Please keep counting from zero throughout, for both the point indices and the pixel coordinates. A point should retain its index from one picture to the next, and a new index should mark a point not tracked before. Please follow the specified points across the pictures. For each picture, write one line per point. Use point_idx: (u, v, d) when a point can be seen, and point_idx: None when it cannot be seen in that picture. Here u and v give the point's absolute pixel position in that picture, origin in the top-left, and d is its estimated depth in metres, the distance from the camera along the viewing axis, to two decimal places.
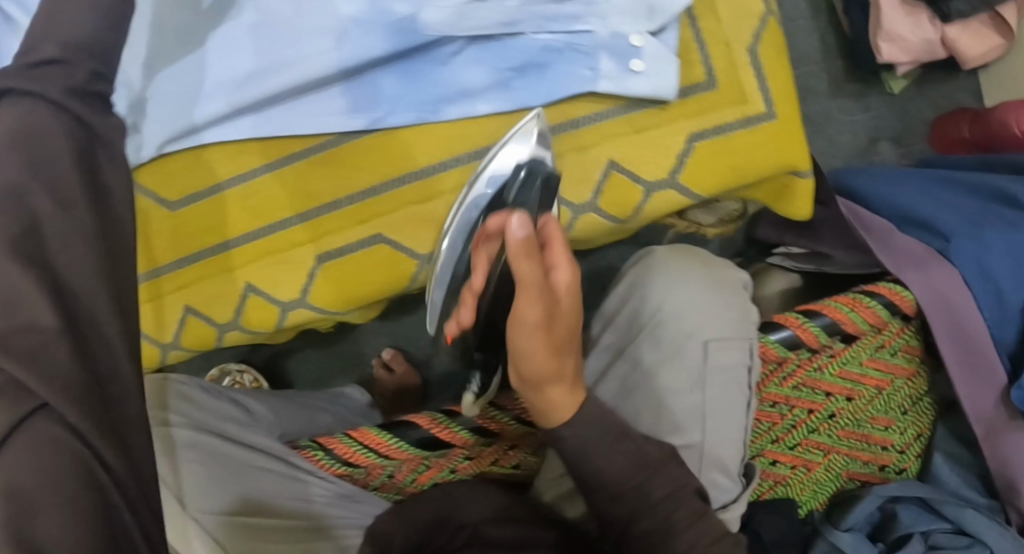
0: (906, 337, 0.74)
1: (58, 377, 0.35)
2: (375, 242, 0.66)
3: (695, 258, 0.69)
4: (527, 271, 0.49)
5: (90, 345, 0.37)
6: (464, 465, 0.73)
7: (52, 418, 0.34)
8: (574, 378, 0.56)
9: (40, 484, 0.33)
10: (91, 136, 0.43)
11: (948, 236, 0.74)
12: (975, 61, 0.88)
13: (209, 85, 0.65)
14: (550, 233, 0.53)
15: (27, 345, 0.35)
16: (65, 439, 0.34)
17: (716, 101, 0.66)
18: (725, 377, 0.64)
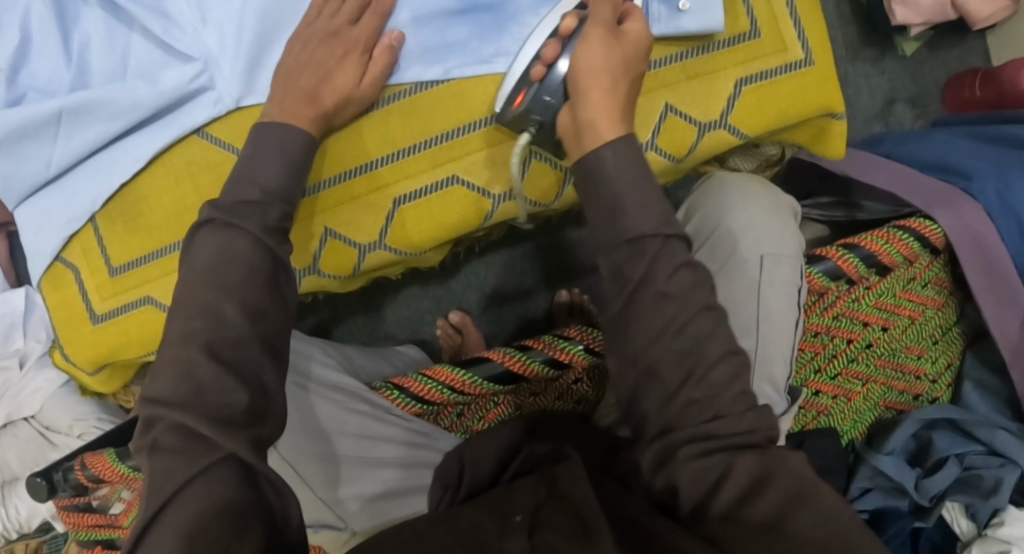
0: (935, 270, 0.79)
1: (221, 424, 0.56)
2: (451, 184, 0.71)
3: (758, 182, 0.73)
4: (603, 12, 0.64)
5: (265, 382, 0.59)
6: (529, 400, 0.78)
7: (218, 473, 0.55)
8: (617, 115, 0.62)
9: (208, 507, 0.54)
10: (290, 189, 0.65)
11: (969, 176, 0.80)
12: (983, 23, 0.93)
13: (262, 39, 0.73)
14: (631, 8, 0.66)
15: (207, 400, 0.57)
16: (229, 481, 0.55)
17: (762, 50, 0.72)
18: (781, 289, 0.67)
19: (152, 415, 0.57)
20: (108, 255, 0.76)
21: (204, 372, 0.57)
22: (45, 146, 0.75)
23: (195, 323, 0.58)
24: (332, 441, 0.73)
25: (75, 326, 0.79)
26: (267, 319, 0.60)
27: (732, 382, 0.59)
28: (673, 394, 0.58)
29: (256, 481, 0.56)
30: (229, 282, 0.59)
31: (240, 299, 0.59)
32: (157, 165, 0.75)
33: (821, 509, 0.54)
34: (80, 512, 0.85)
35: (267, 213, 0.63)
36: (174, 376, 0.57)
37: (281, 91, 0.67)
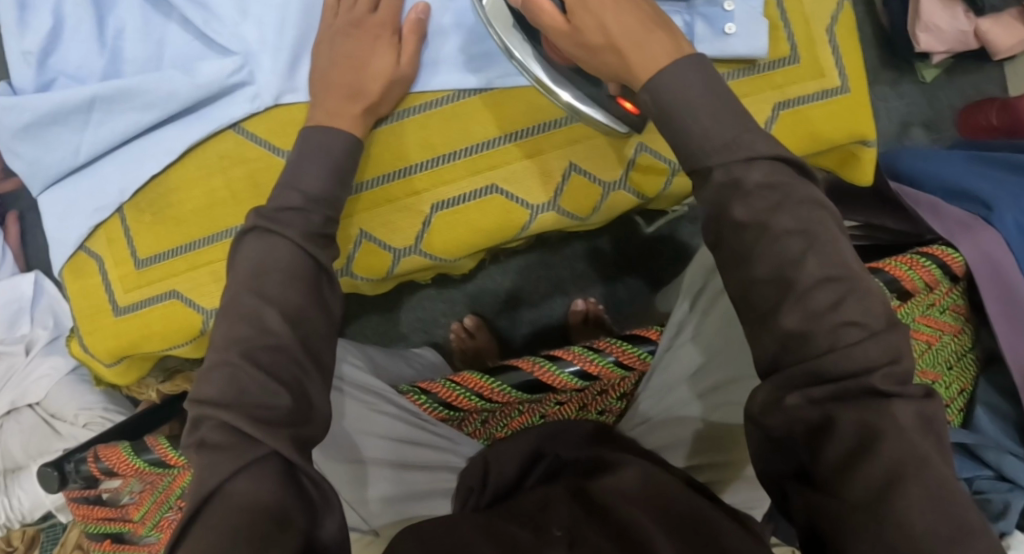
0: (954, 297, 0.80)
1: (263, 428, 0.55)
2: (489, 192, 0.71)
3: None
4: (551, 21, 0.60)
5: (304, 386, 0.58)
6: (554, 410, 0.78)
7: (253, 479, 0.55)
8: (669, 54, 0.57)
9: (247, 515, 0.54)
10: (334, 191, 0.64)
11: (990, 205, 0.81)
12: (1004, 53, 0.95)
13: (304, 37, 0.73)
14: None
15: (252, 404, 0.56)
16: (265, 489, 0.55)
17: (800, 75, 0.73)
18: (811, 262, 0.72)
19: (198, 415, 0.57)
20: (135, 246, 0.75)
21: (249, 380, 0.57)
22: (75, 132, 0.73)
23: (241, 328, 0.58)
24: (366, 442, 0.74)
25: (96, 317, 0.77)
26: (308, 323, 0.60)
27: (833, 309, 0.52)
28: (768, 339, 0.53)
29: (296, 479, 0.56)
30: (274, 288, 0.59)
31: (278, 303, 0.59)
32: (189, 158, 0.74)
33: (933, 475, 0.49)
34: (90, 504, 0.85)
35: (309, 219, 0.62)
36: (218, 381, 0.57)
37: (326, 94, 0.67)
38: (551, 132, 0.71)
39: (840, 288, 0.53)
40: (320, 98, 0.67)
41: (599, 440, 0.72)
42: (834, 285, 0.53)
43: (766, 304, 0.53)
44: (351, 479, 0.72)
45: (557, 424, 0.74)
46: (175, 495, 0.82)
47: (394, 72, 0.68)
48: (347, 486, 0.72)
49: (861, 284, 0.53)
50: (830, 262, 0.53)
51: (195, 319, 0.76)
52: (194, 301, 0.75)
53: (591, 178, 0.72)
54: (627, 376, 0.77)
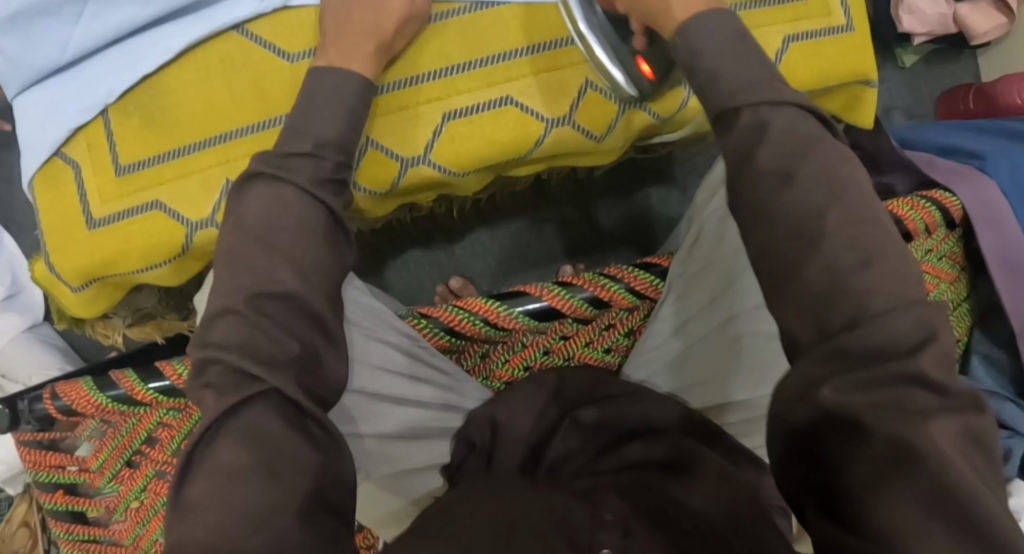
0: (950, 244, 0.79)
1: (264, 363, 0.53)
2: (504, 104, 0.69)
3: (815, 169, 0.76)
4: None
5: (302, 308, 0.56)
6: (559, 346, 0.72)
7: (252, 414, 0.52)
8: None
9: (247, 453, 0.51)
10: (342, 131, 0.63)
11: (983, 156, 0.84)
12: (980, 38, 1.00)
13: None
14: None
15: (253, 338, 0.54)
16: (262, 429, 0.52)
17: (808, 11, 0.74)
18: None
19: (206, 360, 0.54)
20: (116, 152, 0.71)
21: (271, 308, 0.55)
22: (64, 26, 0.70)
23: (246, 269, 0.56)
24: (382, 382, 0.68)
25: (68, 232, 0.72)
26: (317, 233, 0.58)
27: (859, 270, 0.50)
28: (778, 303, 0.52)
29: (302, 423, 0.54)
30: (285, 231, 0.57)
31: (290, 217, 0.57)
32: (188, 58, 0.71)
33: (953, 475, 0.43)
34: (42, 450, 0.77)
35: (318, 165, 0.60)
36: (229, 318, 0.54)
37: (347, 12, 0.66)
38: (569, 48, 0.70)
39: (863, 252, 0.50)
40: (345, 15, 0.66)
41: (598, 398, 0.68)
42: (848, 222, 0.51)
43: (788, 260, 0.51)
44: (362, 422, 0.66)
45: (568, 375, 0.70)
46: (141, 438, 0.76)
47: None
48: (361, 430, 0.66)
49: (887, 250, 0.51)
50: (854, 218, 0.51)
51: (179, 233, 0.71)
52: (180, 214, 0.71)
53: (606, 95, 0.72)
54: (638, 306, 0.72)
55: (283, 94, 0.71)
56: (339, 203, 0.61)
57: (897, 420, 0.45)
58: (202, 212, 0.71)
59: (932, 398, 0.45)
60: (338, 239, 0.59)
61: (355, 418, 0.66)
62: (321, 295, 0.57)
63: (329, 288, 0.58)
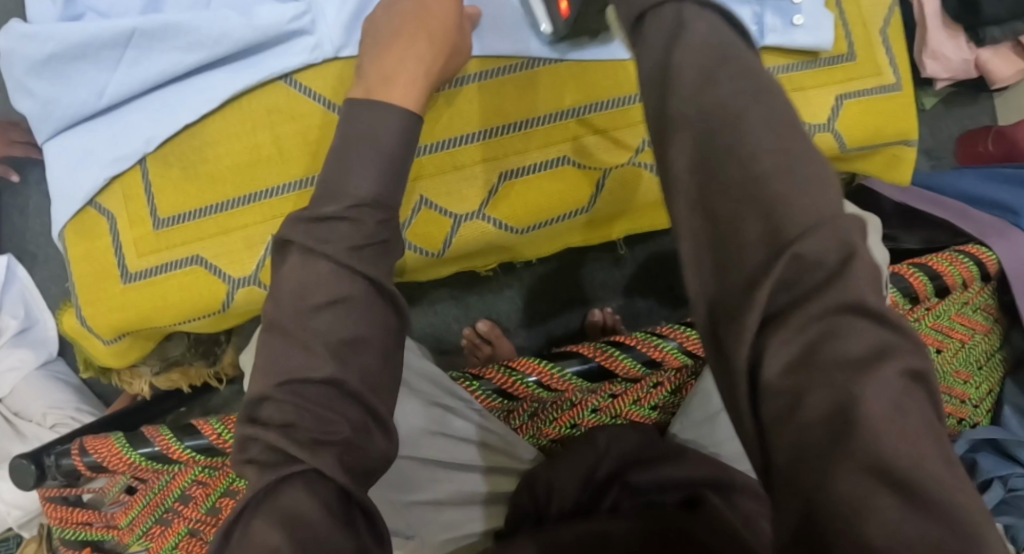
0: (985, 297, 0.81)
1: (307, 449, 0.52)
2: (561, 163, 0.71)
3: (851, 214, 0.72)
4: None
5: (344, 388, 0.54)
6: (606, 405, 0.72)
7: (293, 499, 0.51)
8: None
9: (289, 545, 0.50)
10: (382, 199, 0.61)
11: (1017, 210, 0.84)
12: (1002, 83, 1.01)
13: None
14: None
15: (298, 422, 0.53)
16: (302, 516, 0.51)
17: (859, 71, 0.74)
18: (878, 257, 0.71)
19: (247, 438, 0.54)
20: (155, 204, 0.69)
21: (310, 390, 0.54)
22: (103, 71, 0.68)
23: (292, 349, 0.55)
24: (434, 448, 0.68)
25: (102, 284, 0.70)
26: (362, 311, 0.56)
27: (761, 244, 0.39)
28: (706, 241, 0.41)
29: (350, 507, 0.53)
30: (320, 311, 0.55)
31: (327, 293, 0.55)
32: (231, 108, 0.70)
33: (890, 452, 0.36)
34: (69, 506, 0.74)
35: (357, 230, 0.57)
36: (274, 399, 0.54)
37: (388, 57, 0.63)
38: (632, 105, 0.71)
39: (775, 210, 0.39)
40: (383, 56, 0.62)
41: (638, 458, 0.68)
42: (802, 167, 0.40)
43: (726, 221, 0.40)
44: (411, 489, 0.66)
45: (607, 432, 0.69)
46: (174, 497, 0.74)
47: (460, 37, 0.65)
48: (409, 496, 0.66)
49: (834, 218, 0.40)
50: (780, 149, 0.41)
51: (220, 289, 0.70)
52: (220, 269, 0.70)
53: None
54: (687, 366, 0.72)
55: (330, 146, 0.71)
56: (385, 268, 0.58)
57: (825, 385, 0.37)
58: (245, 268, 0.70)
59: (861, 345, 0.38)
60: (385, 314, 0.58)
61: (403, 486, 0.66)
62: (361, 375, 0.56)
63: (371, 366, 0.57)
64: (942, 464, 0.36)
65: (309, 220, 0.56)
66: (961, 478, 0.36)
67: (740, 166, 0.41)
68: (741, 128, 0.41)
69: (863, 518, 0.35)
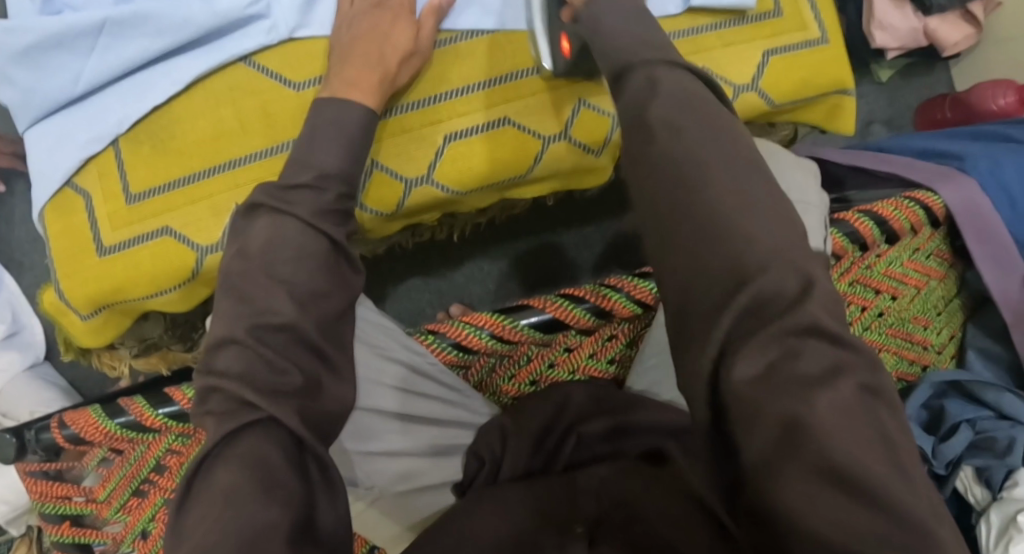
0: (936, 243, 0.81)
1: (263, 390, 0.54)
2: (503, 124, 0.74)
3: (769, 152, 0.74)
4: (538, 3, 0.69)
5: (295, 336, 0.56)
6: (563, 359, 0.75)
7: (250, 440, 0.53)
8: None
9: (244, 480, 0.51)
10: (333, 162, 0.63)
11: (961, 157, 0.86)
12: (951, 49, 1.04)
13: None
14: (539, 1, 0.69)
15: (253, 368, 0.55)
16: (258, 454, 0.52)
17: (784, 27, 0.77)
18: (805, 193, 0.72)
19: (208, 388, 0.56)
20: (127, 180, 0.73)
21: (276, 340, 0.56)
22: (77, 59, 0.72)
23: (247, 299, 0.57)
24: (391, 402, 0.69)
25: (79, 260, 0.73)
26: (313, 259, 0.59)
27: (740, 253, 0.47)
28: (676, 255, 0.48)
29: (303, 453, 0.55)
30: (286, 260, 0.58)
31: (287, 244, 0.58)
32: (197, 89, 0.74)
33: (842, 453, 0.42)
34: (49, 480, 0.77)
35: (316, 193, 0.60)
36: (232, 348, 0.56)
37: None
38: None
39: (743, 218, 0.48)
40: (353, 47, 0.69)
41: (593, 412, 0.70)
42: (758, 206, 0.48)
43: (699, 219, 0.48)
44: (368, 441, 0.67)
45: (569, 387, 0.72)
46: (149, 466, 0.76)
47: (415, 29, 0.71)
48: (366, 449, 0.67)
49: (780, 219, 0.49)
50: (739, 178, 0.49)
51: (190, 259, 0.73)
52: (188, 239, 0.73)
53: (600, 112, 0.76)
54: (639, 315, 0.74)
55: (289, 121, 0.74)
56: (343, 233, 0.61)
57: (788, 396, 0.43)
58: (213, 237, 0.73)
59: (817, 364, 0.44)
60: (338, 265, 0.60)
61: (360, 438, 0.67)
62: (318, 326, 0.58)
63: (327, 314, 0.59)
64: (898, 481, 0.42)
65: (278, 188, 0.60)
66: (908, 482, 0.43)
67: (695, 201, 0.49)
68: (701, 174, 0.49)
69: (817, 510, 0.42)
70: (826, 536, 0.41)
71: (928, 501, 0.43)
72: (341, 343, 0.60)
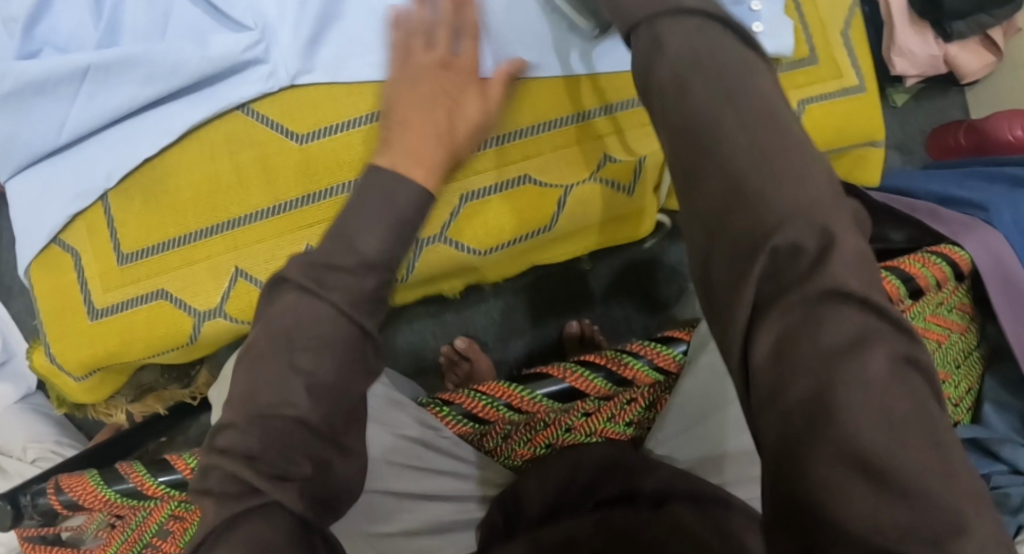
0: (959, 296, 0.80)
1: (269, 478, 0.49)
2: (522, 183, 0.71)
3: None
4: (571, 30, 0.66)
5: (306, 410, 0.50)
6: (581, 423, 0.71)
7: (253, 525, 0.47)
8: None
9: None
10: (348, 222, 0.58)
11: (986, 207, 0.84)
12: (972, 75, 1.02)
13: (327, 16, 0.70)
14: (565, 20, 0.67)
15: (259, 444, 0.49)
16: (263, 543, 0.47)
17: (820, 74, 0.74)
18: None
19: (207, 466, 0.50)
20: (118, 239, 0.68)
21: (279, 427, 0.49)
22: (61, 106, 0.68)
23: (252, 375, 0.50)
24: (404, 478, 0.68)
25: (69, 321, 0.69)
26: None
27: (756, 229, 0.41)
28: None
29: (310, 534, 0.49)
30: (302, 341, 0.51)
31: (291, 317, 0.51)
32: (190, 140, 0.69)
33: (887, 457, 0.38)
34: (48, 544, 0.75)
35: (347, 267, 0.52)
36: (238, 426, 0.49)
37: None
38: (593, 120, 0.72)
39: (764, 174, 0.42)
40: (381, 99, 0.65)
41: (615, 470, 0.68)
42: (775, 164, 0.42)
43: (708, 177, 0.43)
44: (381, 520, 0.66)
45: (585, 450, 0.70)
46: (150, 532, 0.73)
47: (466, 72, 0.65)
48: (380, 527, 0.66)
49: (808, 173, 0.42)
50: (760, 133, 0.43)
51: (187, 323, 0.70)
52: (184, 302, 0.69)
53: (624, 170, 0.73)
54: (660, 381, 0.72)
55: (291, 175, 0.69)
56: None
57: (806, 372, 0.39)
58: (210, 302, 0.70)
59: (846, 330, 0.39)
60: None
61: (373, 517, 0.65)
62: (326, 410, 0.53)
63: None
64: (937, 467, 0.38)
65: None
66: (953, 469, 0.38)
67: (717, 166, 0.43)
68: (718, 129, 0.44)
69: (844, 500, 0.38)
70: (852, 529, 0.38)
71: (972, 487, 0.38)
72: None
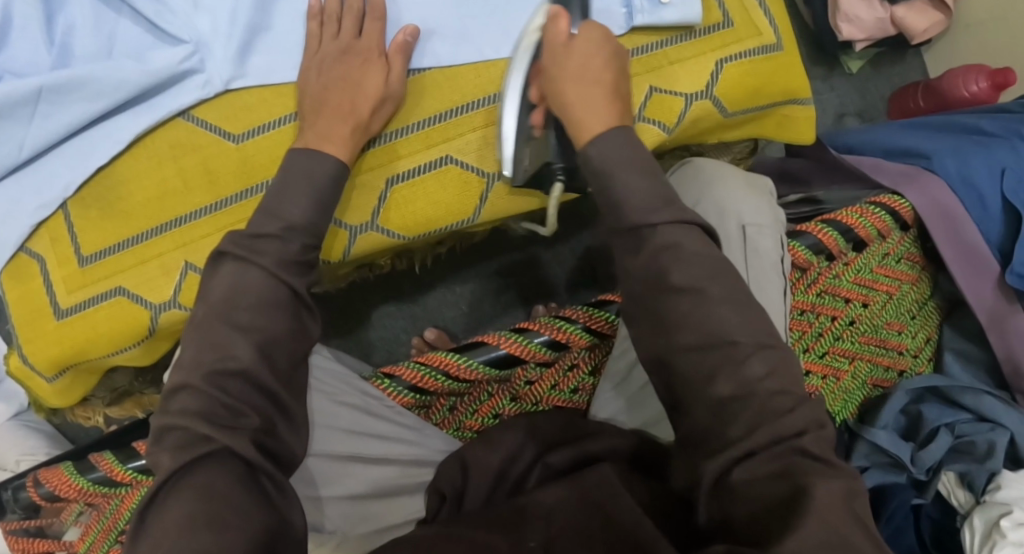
0: (907, 245, 0.81)
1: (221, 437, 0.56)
2: (444, 163, 0.74)
3: (735, 175, 0.73)
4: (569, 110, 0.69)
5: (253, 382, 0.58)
6: (525, 392, 0.75)
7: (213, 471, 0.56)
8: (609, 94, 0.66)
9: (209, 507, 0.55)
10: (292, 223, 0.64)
11: (929, 156, 0.84)
12: (921, 35, 1.03)
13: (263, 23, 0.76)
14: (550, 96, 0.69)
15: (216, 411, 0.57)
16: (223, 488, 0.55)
17: (736, 36, 0.75)
18: (767, 232, 0.70)
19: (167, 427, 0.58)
20: (79, 243, 0.74)
21: (231, 384, 0.59)
22: (20, 126, 0.73)
23: (205, 354, 0.59)
24: (351, 444, 0.70)
25: (36, 323, 0.74)
26: (275, 310, 0.62)
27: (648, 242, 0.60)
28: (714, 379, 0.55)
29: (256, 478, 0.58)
30: (245, 309, 0.61)
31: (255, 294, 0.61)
32: (138, 149, 0.74)
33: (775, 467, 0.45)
34: (31, 537, 0.79)
35: (285, 245, 0.64)
36: (197, 387, 0.58)
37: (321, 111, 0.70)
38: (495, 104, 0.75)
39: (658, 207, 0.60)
40: (321, 95, 0.70)
41: (561, 442, 0.68)
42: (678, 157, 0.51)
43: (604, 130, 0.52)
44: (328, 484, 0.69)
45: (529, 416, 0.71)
46: (123, 520, 0.76)
47: (385, 70, 0.72)
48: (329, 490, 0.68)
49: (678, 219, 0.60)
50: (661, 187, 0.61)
51: (144, 317, 0.74)
52: (142, 297, 0.74)
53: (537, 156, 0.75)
54: (596, 344, 0.74)
55: (231, 175, 0.75)
56: (303, 282, 0.64)
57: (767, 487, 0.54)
58: (163, 294, 0.74)
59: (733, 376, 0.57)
60: (297, 315, 0.63)
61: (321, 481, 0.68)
62: (272, 372, 0.61)
63: (282, 364, 0.62)
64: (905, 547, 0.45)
65: (245, 235, 0.63)
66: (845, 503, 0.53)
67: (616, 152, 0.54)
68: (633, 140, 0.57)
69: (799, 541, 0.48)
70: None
71: None
72: (294, 391, 0.63)
